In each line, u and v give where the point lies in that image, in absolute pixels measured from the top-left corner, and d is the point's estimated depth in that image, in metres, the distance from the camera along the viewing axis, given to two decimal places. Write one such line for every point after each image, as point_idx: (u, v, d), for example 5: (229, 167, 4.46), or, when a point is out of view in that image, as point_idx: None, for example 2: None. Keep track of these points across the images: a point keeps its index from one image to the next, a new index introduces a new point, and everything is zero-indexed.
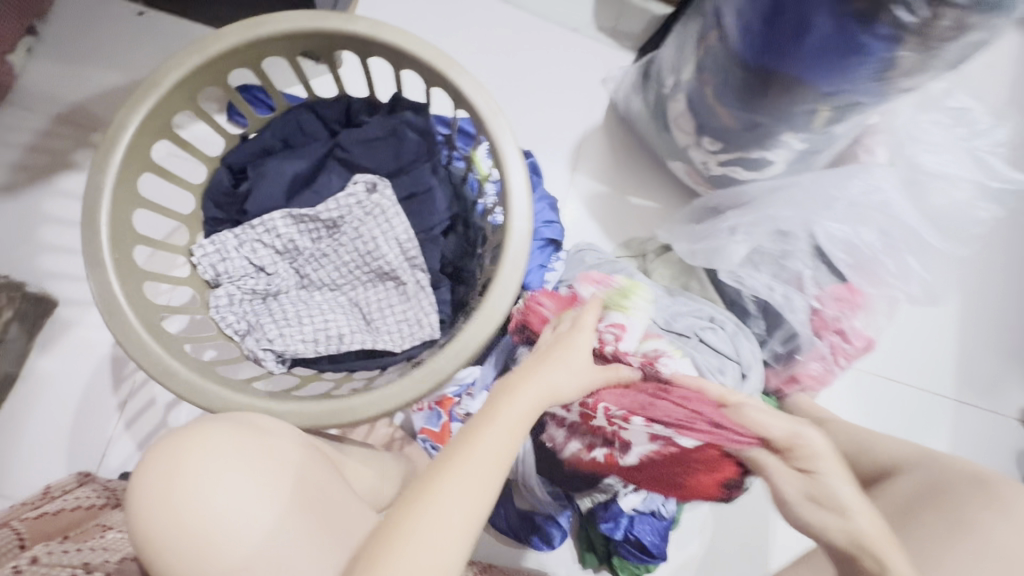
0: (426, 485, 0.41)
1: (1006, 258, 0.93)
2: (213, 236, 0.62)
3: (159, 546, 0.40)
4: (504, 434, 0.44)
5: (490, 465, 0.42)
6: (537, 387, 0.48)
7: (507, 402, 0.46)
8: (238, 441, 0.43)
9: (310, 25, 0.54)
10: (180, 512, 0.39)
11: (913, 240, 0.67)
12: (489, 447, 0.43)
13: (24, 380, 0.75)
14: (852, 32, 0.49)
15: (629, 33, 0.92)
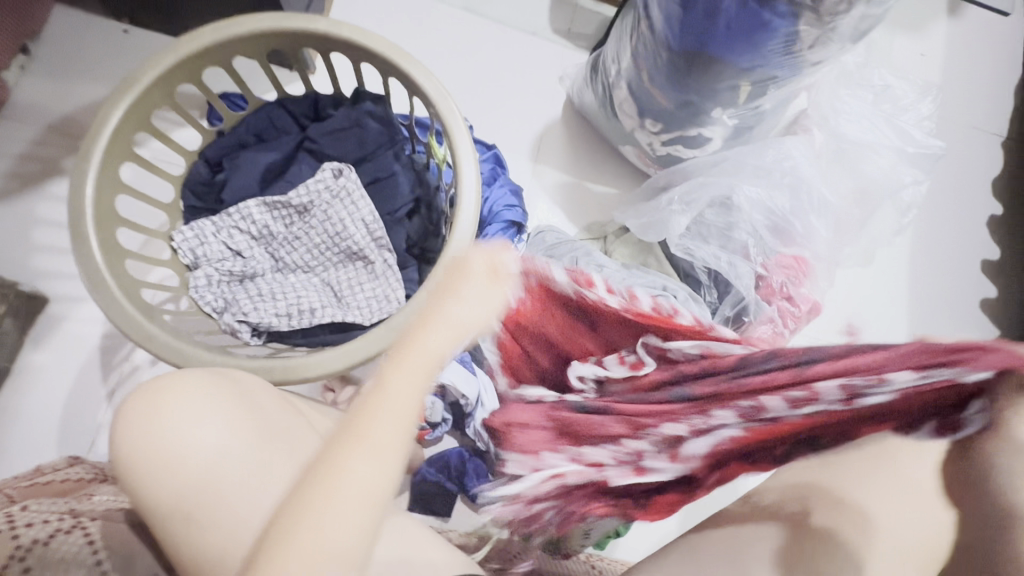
0: (324, 471, 0.36)
1: (949, 229, 0.99)
2: (192, 223, 0.68)
3: (142, 476, 0.44)
4: (408, 391, 0.39)
5: (392, 435, 0.37)
6: (447, 333, 0.41)
7: (404, 364, 0.40)
8: (212, 386, 0.47)
9: (275, 25, 0.60)
10: (159, 445, 0.44)
11: (816, 204, 0.74)
12: (394, 412, 0.38)
13: (16, 373, 0.78)
14: (756, 9, 0.55)
15: (583, 34, 0.99)
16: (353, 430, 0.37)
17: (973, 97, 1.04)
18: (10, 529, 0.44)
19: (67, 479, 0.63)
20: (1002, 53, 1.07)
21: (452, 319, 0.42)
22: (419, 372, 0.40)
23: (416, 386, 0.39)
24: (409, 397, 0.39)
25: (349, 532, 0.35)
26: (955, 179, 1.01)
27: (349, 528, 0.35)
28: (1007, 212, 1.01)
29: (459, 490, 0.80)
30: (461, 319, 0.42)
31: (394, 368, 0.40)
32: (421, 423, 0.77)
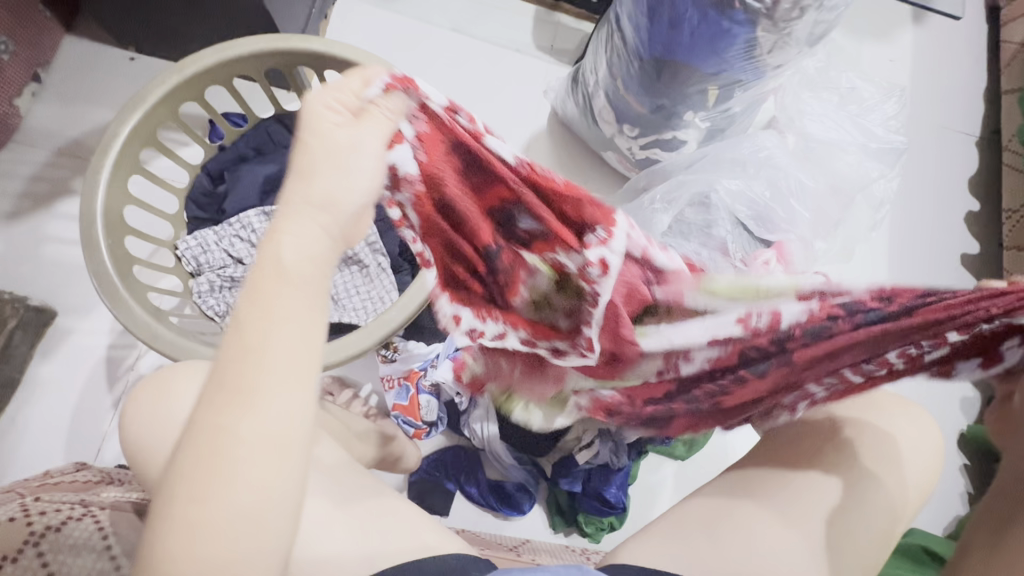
0: (201, 437, 0.29)
1: (930, 222, 1.01)
2: (195, 232, 0.72)
3: (147, 459, 0.47)
4: (296, 309, 0.30)
5: (282, 364, 0.30)
6: (322, 232, 0.32)
7: (275, 282, 0.30)
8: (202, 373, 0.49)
9: (273, 46, 0.65)
10: (164, 426, 0.47)
11: (795, 187, 0.76)
12: (286, 339, 0.30)
13: (25, 384, 0.81)
14: (716, 18, 0.60)
15: (565, 50, 1.05)
16: (234, 367, 0.29)
17: (944, 98, 1.08)
18: (24, 517, 0.46)
19: (76, 479, 0.65)
20: (971, 55, 1.11)
21: (305, 204, 0.32)
22: (305, 282, 0.31)
23: (306, 301, 0.31)
24: (297, 317, 0.31)
25: (270, 489, 0.29)
26: (931, 176, 1.03)
27: (260, 480, 0.29)
28: (984, 207, 1.03)
29: (457, 489, 0.81)
30: (331, 200, 0.32)
31: (261, 288, 0.30)
32: (416, 422, 0.79)
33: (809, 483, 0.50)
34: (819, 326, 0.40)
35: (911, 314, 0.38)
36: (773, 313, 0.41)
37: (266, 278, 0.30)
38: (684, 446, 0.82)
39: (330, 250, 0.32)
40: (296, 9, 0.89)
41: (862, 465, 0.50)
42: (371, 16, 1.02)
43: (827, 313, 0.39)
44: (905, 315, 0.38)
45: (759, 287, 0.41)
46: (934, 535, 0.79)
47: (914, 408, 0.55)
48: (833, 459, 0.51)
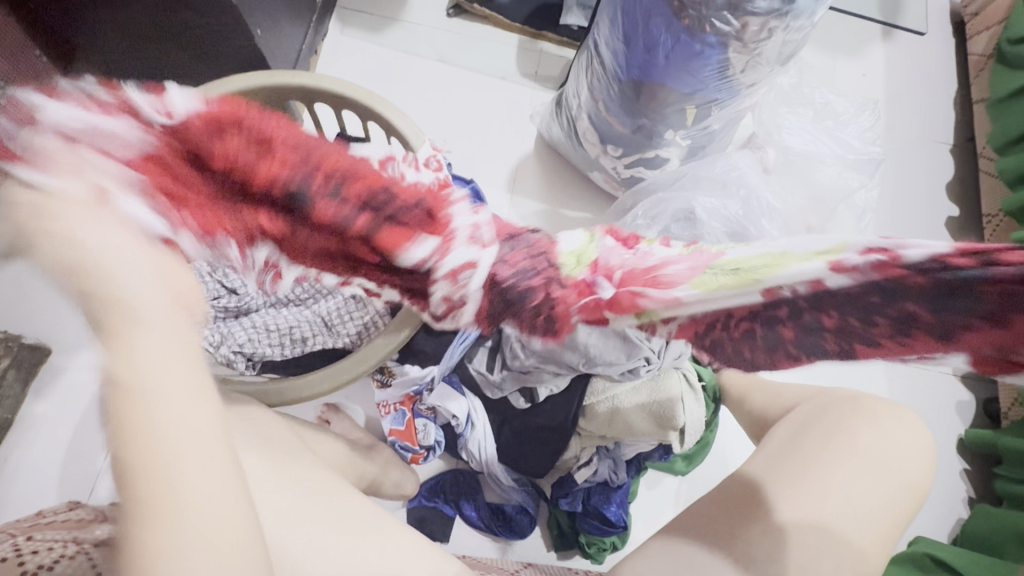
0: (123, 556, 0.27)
1: (913, 229, 1.03)
2: (191, 264, 0.73)
3: None
4: (176, 393, 0.28)
5: (185, 438, 0.28)
6: (157, 278, 0.30)
7: (140, 394, 0.27)
8: None
9: (263, 82, 0.67)
10: None
11: (766, 208, 0.77)
12: (181, 412, 0.28)
13: (18, 424, 0.81)
14: (688, 41, 0.62)
15: (548, 76, 1.08)
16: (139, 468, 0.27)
17: (917, 109, 1.11)
18: (16, 557, 0.47)
19: (69, 518, 0.64)
20: (939, 69, 1.14)
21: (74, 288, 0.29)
22: (165, 354, 0.29)
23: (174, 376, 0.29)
24: (167, 397, 0.28)
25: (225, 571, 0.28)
26: (909, 184, 1.05)
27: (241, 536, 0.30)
28: (964, 212, 1.05)
29: (456, 513, 0.81)
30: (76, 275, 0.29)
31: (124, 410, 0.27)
32: (414, 447, 0.79)
33: (805, 482, 0.50)
34: (866, 291, 0.31)
35: (1013, 314, 0.29)
36: (810, 286, 0.32)
37: (122, 387, 0.27)
38: (683, 461, 0.83)
39: (163, 314, 0.30)
40: (286, 43, 0.93)
41: (851, 475, 0.50)
42: (360, 51, 1.05)
43: (889, 273, 0.30)
44: (1006, 301, 0.28)
45: (763, 283, 0.33)
46: (940, 542, 0.78)
47: (905, 412, 0.56)
48: (819, 466, 0.51)
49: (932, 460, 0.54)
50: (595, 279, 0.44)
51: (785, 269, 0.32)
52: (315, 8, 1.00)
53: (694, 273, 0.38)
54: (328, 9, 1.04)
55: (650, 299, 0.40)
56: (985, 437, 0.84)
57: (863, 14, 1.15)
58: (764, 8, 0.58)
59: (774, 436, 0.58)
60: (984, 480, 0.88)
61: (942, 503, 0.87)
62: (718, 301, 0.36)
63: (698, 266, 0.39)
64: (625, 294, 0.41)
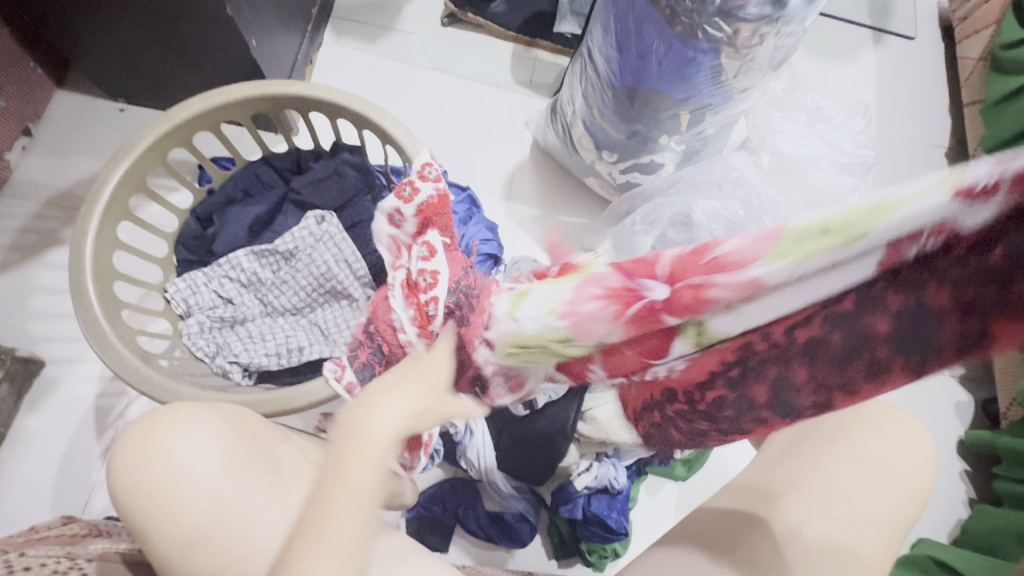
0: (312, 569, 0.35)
1: None
2: (185, 274, 0.72)
3: (131, 503, 0.47)
4: (370, 474, 0.39)
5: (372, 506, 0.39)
6: (419, 394, 0.43)
7: (359, 442, 0.39)
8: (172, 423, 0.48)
9: (258, 91, 0.67)
10: (151, 469, 0.47)
11: (768, 205, 0.75)
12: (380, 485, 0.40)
13: (11, 440, 0.80)
14: (681, 47, 0.63)
15: (543, 83, 1.08)
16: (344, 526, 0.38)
17: (909, 112, 1.12)
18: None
19: (63, 533, 0.63)
20: (930, 72, 1.15)
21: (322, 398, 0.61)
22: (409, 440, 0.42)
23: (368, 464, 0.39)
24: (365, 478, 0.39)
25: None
26: None
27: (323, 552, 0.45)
28: None
29: (455, 522, 0.80)
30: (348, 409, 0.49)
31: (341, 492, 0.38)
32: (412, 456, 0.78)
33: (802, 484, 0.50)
34: (1002, 233, 0.22)
35: None
36: (933, 230, 0.23)
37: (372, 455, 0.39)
38: (683, 467, 0.82)
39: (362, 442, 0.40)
40: (281, 52, 0.93)
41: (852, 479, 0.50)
42: (355, 60, 1.06)
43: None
44: None
45: (868, 238, 0.25)
46: (941, 545, 0.78)
47: (905, 416, 0.55)
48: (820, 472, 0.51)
49: (933, 463, 0.54)
50: (640, 281, 0.34)
51: (890, 219, 0.24)
52: (309, 18, 1.00)
53: (768, 243, 0.28)
54: (322, 19, 1.05)
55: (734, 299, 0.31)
56: (984, 437, 0.85)
57: (853, 19, 1.17)
58: (755, 15, 0.59)
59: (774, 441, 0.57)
60: (984, 482, 0.88)
61: (943, 504, 0.86)
62: (806, 275, 0.28)
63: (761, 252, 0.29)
64: (689, 290, 0.32)
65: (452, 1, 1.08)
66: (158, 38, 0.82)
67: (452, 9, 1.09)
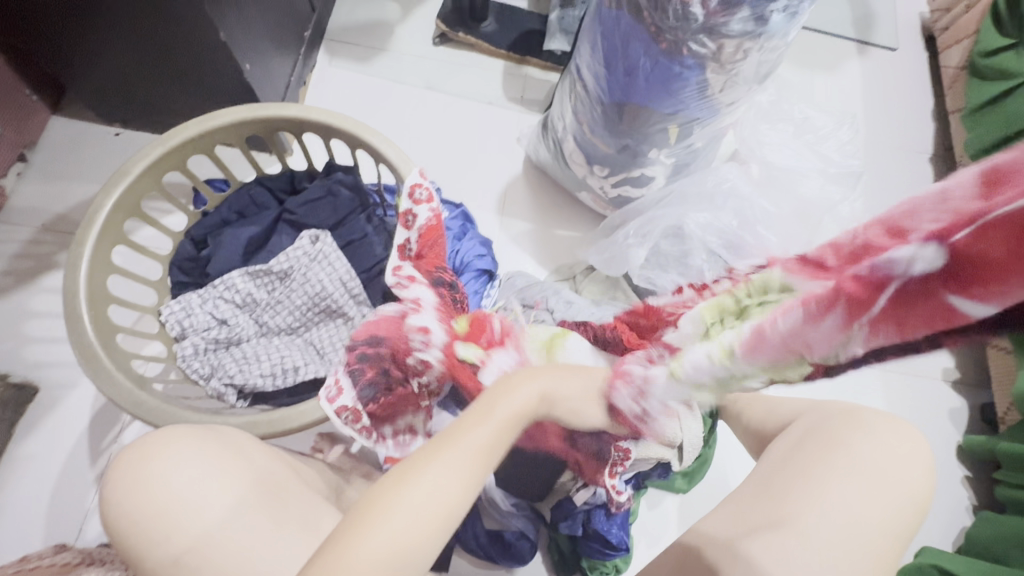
0: (352, 534, 0.36)
1: None
2: (179, 296, 0.73)
3: (122, 530, 0.46)
4: (412, 521, 0.37)
5: (419, 530, 0.37)
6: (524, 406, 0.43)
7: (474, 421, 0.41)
8: (170, 447, 0.48)
9: (251, 115, 0.68)
10: (144, 494, 0.46)
11: (761, 215, 0.76)
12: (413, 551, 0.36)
13: (3, 467, 0.79)
14: (666, 63, 0.64)
15: (534, 99, 1.10)
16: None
17: (897, 120, 1.13)
18: None
19: (56, 562, 0.62)
20: (915, 81, 1.17)
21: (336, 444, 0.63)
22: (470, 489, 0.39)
23: (417, 513, 0.37)
24: (400, 530, 0.36)
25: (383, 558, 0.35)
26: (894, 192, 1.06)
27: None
28: None
29: (455, 542, 0.79)
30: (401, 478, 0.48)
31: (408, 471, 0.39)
32: None
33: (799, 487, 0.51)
34: None
35: None
36: None
37: (430, 497, 0.37)
38: (683, 479, 0.82)
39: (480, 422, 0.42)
40: (275, 75, 0.95)
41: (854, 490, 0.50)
42: (348, 80, 1.07)
43: None
44: None
45: None
46: (944, 552, 0.77)
47: (902, 424, 0.55)
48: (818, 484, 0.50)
49: (932, 471, 0.54)
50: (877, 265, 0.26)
51: None
52: (302, 41, 1.02)
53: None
54: (315, 41, 1.06)
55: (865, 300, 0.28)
56: (981, 443, 0.85)
57: (836, 31, 1.19)
58: (737, 32, 0.60)
59: (768, 457, 0.58)
60: (984, 487, 0.87)
61: (943, 510, 0.86)
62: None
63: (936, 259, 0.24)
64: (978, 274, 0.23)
65: (443, 21, 1.10)
66: (154, 64, 0.83)
67: (443, 29, 1.11)
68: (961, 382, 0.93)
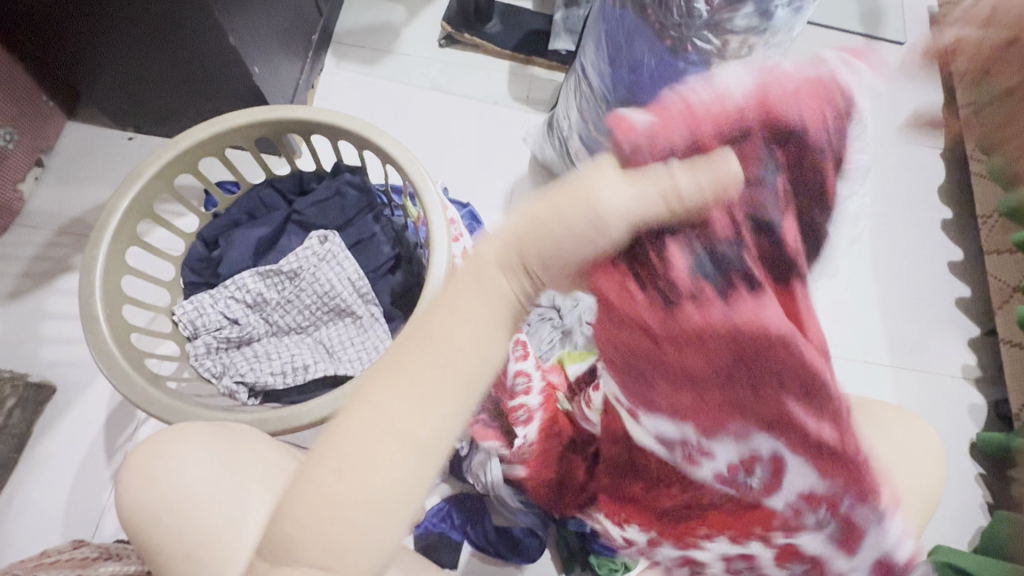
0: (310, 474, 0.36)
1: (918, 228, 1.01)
2: (192, 296, 0.74)
3: (136, 523, 0.47)
4: (363, 448, 0.36)
5: (377, 456, 0.36)
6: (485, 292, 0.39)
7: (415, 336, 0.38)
8: (181, 441, 0.49)
9: (261, 117, 0.69)
10: (157, 488, 0.47)
11: None
12: (375, 482, 0.35)
13: (22, 464, 0.81)
14: (671, 60, 0.65)
15: (540, 99, 1.10)
16: (295, 507, 0.36)
17: None
18: None
19: (74, 556, 0.63)
20: None
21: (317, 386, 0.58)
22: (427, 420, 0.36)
23: (354, 440, 0.36)
24: (339, 457, 0.35)
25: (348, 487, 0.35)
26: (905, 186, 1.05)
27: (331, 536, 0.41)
28: (963, 215, 1.02)
29: (464, 539, 0.79)
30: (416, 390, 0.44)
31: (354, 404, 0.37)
32: None
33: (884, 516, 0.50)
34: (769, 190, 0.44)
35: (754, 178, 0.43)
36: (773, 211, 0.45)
37: (372, 424, 0.36)
38: None
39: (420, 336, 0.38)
40: (284, 78, 0.96)
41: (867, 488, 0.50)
42: (355, 82, 1.08)
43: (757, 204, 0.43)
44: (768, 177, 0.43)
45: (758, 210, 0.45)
46: (959, 551, 0.76)
47: (913, 418, 0.55)
48: None
49: (943, 465, 0.54)
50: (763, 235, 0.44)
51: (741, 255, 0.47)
52: (310, 44, 1.03)
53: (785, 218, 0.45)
54: (323, 44, 1.08)
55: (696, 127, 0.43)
56: (996, 440, 0.83)
57: (844, 27, 1.18)
58: (741, 27, 0.60)
59: None
60: (1000, 485, 0.86)
61: (957, 509, 0.85)
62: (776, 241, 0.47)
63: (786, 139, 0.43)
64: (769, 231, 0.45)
65: (449, 23, 1.11)
66: (167, 70, 0.85)
67: (449, 31, 1.12)
68: (975, 379, 0.92)
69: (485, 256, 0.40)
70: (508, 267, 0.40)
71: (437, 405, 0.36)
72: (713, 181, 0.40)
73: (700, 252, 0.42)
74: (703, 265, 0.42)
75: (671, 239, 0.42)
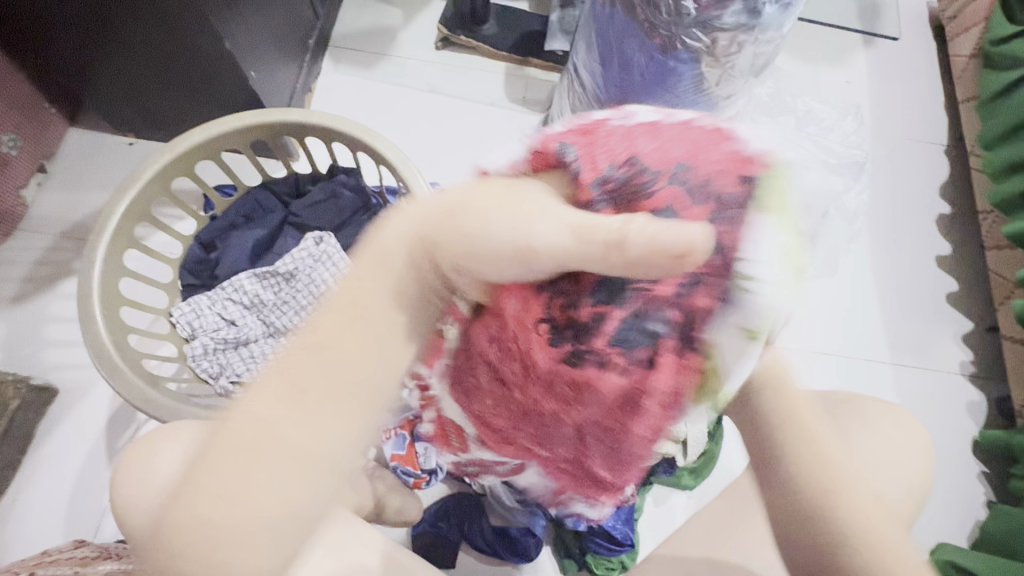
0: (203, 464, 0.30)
1: (918, 225, 1.00)
2: (189, 298, 0.75)
3: (133, 522, 0.48)
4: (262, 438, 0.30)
5: (282, 443, 0.30)
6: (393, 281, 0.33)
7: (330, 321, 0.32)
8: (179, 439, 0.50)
9: (256, 120, 0.70)
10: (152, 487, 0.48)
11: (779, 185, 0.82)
12: (272, 490, 0.29)
13: (25, 466, 0.82)
14: (662, 59, 0.65)
15: (536, 99, 1.11)
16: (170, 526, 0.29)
17: (908, 110, 1.11)
18: None
19: (75, 556, 0.64)
20: (923, 71, 1.15)
21: None
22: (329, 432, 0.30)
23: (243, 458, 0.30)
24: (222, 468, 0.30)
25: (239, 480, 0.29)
26: (907, 182, 1.04)
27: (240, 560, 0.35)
28: (963, 211, 1.01)
29: (461, 539, 0.80)
30: None
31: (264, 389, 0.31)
32: (416, 471, 0.79)
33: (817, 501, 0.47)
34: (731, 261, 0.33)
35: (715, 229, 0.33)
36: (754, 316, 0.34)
37: (254, 437, 0.30)
38: (689, 475, 0.82)
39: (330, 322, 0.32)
40: (280, 83, 0.97)
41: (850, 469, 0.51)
42: (353, 86, 1.09)
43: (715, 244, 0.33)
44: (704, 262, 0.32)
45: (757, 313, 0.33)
46: (960, 548, 0.76)
47: (903, 412, 0.56)
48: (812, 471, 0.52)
49: (931, 460, 0.54)
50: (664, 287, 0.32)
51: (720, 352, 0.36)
52: (307, 49, 1.04)
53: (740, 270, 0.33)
54: (320, 48, 1.09)
55: (687, 163, 0.34)
56: (998, 436, 0.83)
57: (841, 24, 1.17)
58: (731, 24, 0.60)
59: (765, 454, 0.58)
60: (1001, 482, 0.85)
61: (959, 506, 0.84)
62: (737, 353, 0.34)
63: (737, 216, 0.32)
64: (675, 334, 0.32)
65: (445, 26, 1.12)
66: (167, 77, 0.86)
67: (444, 33, 1.12)
68: (975, 375, 0.91)
69: (393, 251, 0.33)
70: (416, 262, 0.33)
71: (340, 414, 0.31)
72: (676, 241, 0.26)
73: (627, 318, 0.32)
74: (626, 332, 0.32)
75: (610, 310, 0.32)
